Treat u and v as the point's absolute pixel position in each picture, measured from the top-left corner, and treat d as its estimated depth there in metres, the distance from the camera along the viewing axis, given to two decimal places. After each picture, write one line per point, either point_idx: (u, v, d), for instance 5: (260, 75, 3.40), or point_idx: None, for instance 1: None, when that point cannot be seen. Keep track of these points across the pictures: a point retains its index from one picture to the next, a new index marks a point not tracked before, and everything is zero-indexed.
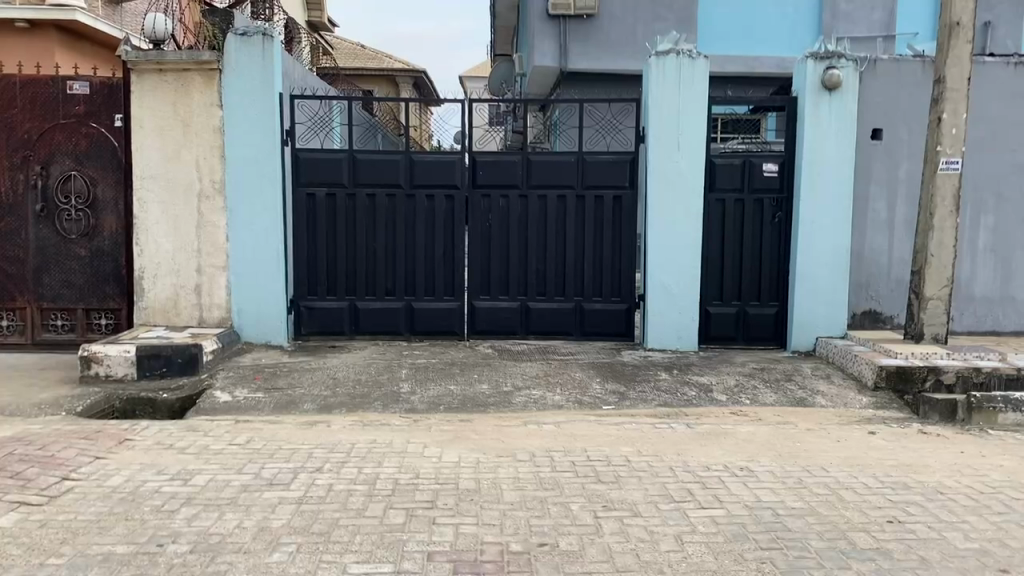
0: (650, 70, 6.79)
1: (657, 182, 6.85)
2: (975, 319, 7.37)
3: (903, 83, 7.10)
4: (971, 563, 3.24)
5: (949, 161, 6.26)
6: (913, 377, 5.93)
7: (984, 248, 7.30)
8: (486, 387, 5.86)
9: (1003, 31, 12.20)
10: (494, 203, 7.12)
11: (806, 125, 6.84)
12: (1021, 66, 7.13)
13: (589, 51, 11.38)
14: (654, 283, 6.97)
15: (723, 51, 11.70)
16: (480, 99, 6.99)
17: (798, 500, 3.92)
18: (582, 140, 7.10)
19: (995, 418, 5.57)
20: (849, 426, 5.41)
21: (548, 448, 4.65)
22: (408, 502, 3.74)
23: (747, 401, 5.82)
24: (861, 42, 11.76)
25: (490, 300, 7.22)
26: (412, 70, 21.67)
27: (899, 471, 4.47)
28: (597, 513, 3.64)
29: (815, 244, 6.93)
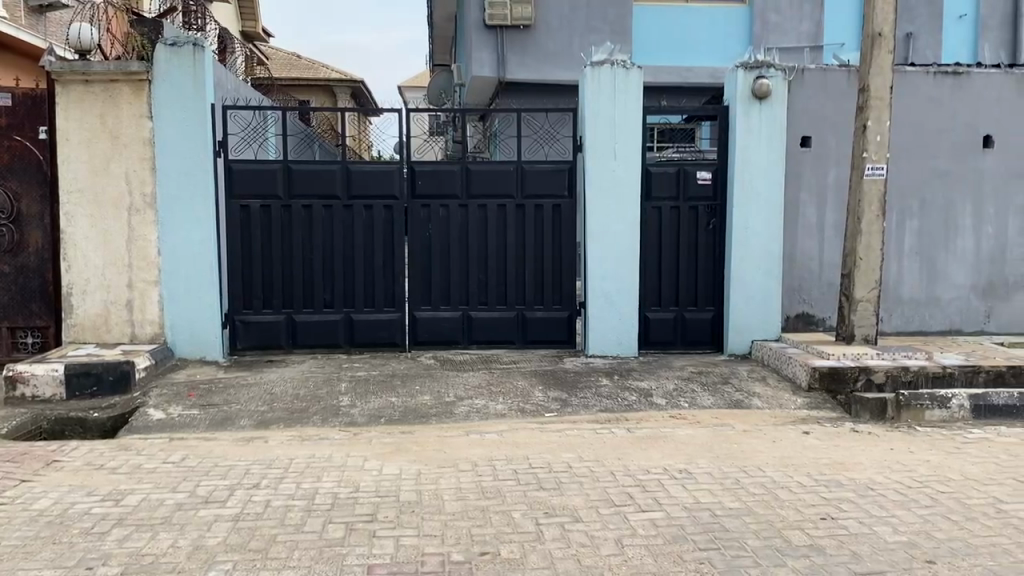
0: (585, 79, 6.87)
1: (594, 190, 6.93)
2: (903, 320, 7.61)
3: (830, 92, 7.31)
4: (899, 556, 3.34)
5: (875, 167, 6.47)
6: (845, 377, 6.08)
7: (910, 251, 7.54)
8: (427, 398, 5.84)
9: (924, 41, 12.72)
10: (433, 212, 7.10)
11: (737, 132, 6.99)
12: (939, 76, 7.42)
13: (526, 62, 11.47)
14: (593, 290, 7.04)
15: (656, 61, 11.93)
16: (418, 108, 6.99)
17: (735, 500, 4.00)
18: (520, 150, 7.14)
19: (922, 415, 5.77)
20: (784, 427, 5.54)
21: (490, 457, 4.65)
22: (348, 516, 3.70)
23: (685, 404, 5.91)
24: (790, 52, 12.08)
25: (430, 310, 7.18)
26: (349, 80, 21.51)
27: (831, 469, 4.58)
28: (539, 520, 3.66)
29: (750, 250, 7.09)
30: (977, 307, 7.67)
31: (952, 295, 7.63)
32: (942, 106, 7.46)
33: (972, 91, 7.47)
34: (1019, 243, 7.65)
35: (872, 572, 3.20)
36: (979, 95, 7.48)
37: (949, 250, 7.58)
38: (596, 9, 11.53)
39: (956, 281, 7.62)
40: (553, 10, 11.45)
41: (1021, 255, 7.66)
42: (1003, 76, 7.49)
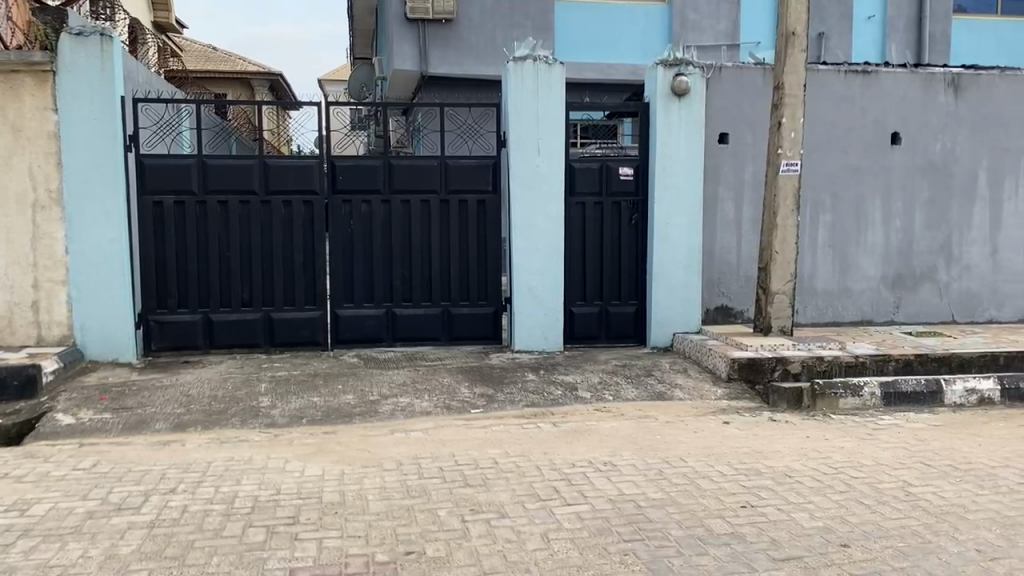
0: (508, 75, 6.86)
1: (518, 185, 6.93)
2: (817, 311, 7.85)
3: (746, 90, 7.48)
4: (815, 541, 3.44)
5: (789, 163, 6.64)
6: (763, 367, 6.24)
7: (823, 244, 7.77)
8: (351, 397, 5.76)
9: (835, 41, 13.12)
10: (355, 208, 6.99)
11: (658, 129, 7.09)
12: (850, 75, 7.67)
13: (448, 57, 11.41)
14: (518, 285, 7.05)
15: (579, 58, 11.97)
16: (338, 102, 6.87)
17: (658, 491, 4.06)
18: (444, 145, 7.09)
19: (837, 403, 5.96)
20: (705, 417, 5.66)
21: (415, 455, 4.61)
22: (268, 519, 3.62)
23: (609, 397, 5.98)
24: (707, 50, 12.33)
25: (353, 308, 7.08)
26: (268, 73, 21.05)
27: (750, 458, 4.69)
28: (464, 518, 3.64)
29: (670, 245, 7.20)
30: (887, 298, 7.97)
31: (863, 287, 7.91)
32: (852, 104, 7.71)
33: (880, 89, 7.75)
34: (925, 236, 7.97)
35: (790, 557, 3.28)
36: (886, 93, 7.76)
37: (860, 243, 7.84)
38: (518, 5, 11.56)
39: (866, 273, 7.89)
40: (475, 5, 11.44)
41: (927, 248, 7.98)
42: (909, 76, 7.79)
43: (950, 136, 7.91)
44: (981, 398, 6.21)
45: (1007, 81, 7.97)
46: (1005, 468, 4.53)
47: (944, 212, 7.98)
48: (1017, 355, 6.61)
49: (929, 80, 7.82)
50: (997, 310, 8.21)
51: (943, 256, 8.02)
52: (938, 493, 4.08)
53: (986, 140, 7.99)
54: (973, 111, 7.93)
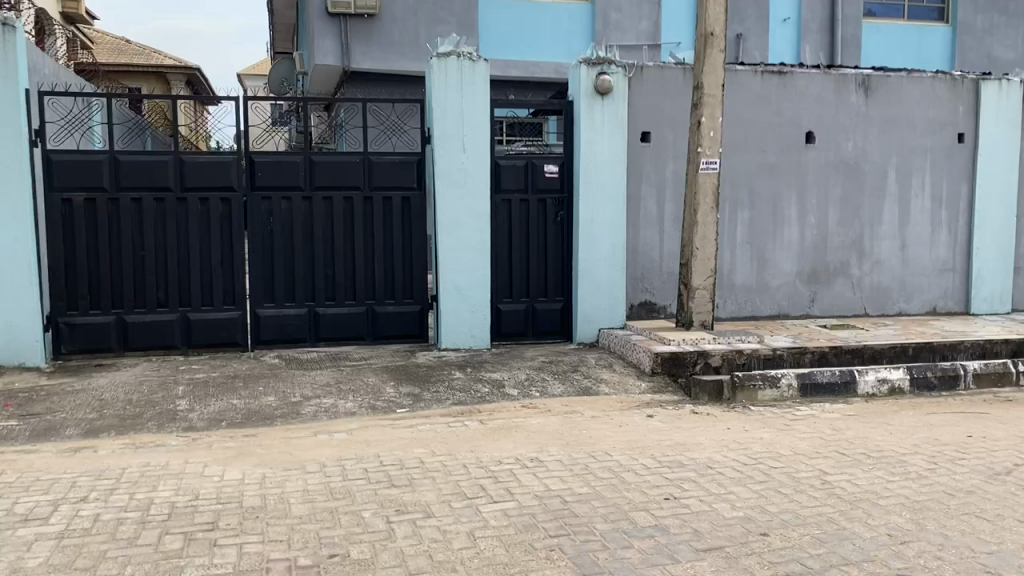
0: (431, 71, 6.82)
1: (442, 182, 6.89)
2: (736, 306, 8.04)
3: (667, 88, 7.59)
4: (736, 531, 3.52)
5: (709, 161, 6.78)
6: (685, 361, 6.35)
7: (742, 240, 7.96)
8: (272, 399, 5.64)
9: (753, 43, 13.42)
10: (274, 206, 6.85)
11: (581, 126, 7.15)
12: (766, 75, 7.87)
13: (371, 52, 11.29)
14: (444, 282, 7.01)
15: (504, 56, 11.98)
16: (257, 96, 6.73)
17: (584, 485, 4.09)
18: (367, 141, 7.01)
19: (755, 394, 6.15)
20: (630, 411, 5.74)
21: (338, 457, 4.54)
22: (186, 526, 3.51)
23: (536, 394, 6.00)
24: (630, 49, 12.48)
25: (274, 308, 6.93)
26: (185, 68, 20.49)
27: (673, 450, 4.76)
28: (389, 518, 3.60)
29: (594, 242, 7.28)
30: (803, 292, 8.21)
31: (780, 282, 8.13)
32: (769, 103, 7.91)
33: (795, 89, 7.97)
34: (839, 232, 8.23)
35: (712, 547, 3.34)
36: (801, 93, 7.99)
37: (776, 240, 8.06)
38: (442, 2, 11.52)
39: (783, 268, 8.12)
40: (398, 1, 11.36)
41: (840, 243, 8.25)
42: (822, 76, 8.03)
43: (861, 135, 8.19)
44: (892, 387, 6.46)
45: (914, 82, 8.29)
46: (914, 454, 4.72)
47: (855, 209, 8.25)
48: (925, 346, 6.88)
49: (841, 81, 8.09)
50: (906, 303, 8.52)
51: (855, 251, 8.30)
52: (852, 480, 4.22)
53: (895, 139, 8.29)
54: (883, 111, 8.23)
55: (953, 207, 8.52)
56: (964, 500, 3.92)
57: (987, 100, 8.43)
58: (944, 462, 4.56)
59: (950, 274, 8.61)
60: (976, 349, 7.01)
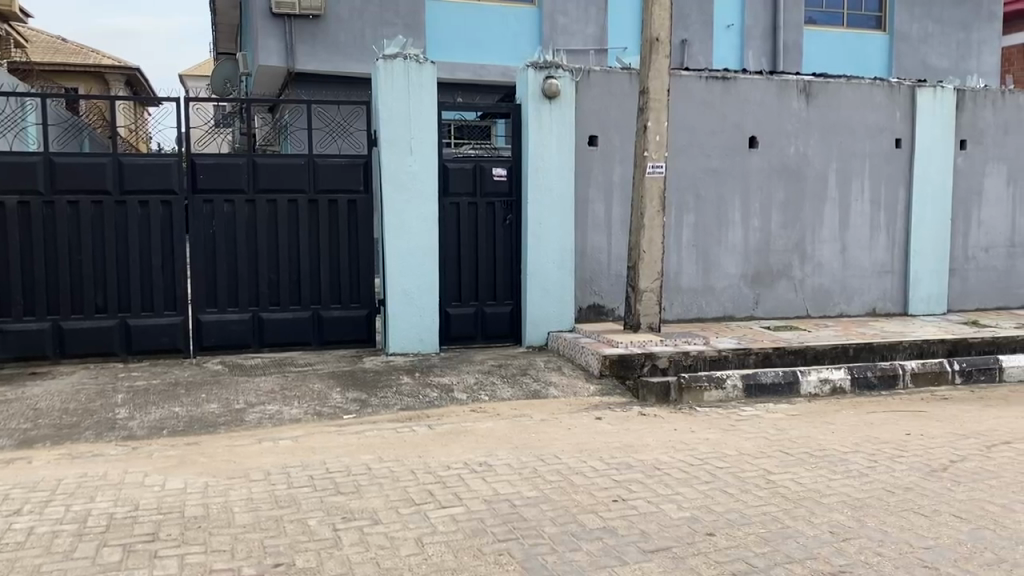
0: (377, 73, 6.77)
1: (389, 185, 6.84)
2: (683, 308, 8.14)
3: (614, 93, 7.65)
4: (683, 531, 3.55)
5: (655, 165, 6.84)
6: (633, 363, 6.36)
7: (687, 243, 8.06)
8: (215, 406, 5.53)
9: (698, 48, 13.61)
10: (217, 208, 6.73)
11: (529, 130, 7.16)
12: (710, 80, 7.98)
13: (317, 53, 11.19)
14: (392, 286, 6.95)
15: (451, 59, 11.94)
16: (199, 98, 6.61)
17: (533, 489, 4.09)
18: (312, 143, 6.93)
19: (701, 395, 6.24)
20: (578, 414, 5.77)
21: (284, 464, 4.47)
22: (125, 537, 3.42)
23: (485, 397, 6.00)
24: (577, 54, 12.56)
25: (217, 313, 6.80)
26: (124, 67, 20.04)
27: (621, 452, 4.79)
28: (336, 526, 3.56)
29: (543, 245, 7.30)
30: (747, 294, 8.34)
31: (725, 284, 8.25)
32: (712, 108, 8.02)
33: (738, 95, 8.10)
34: (781, 235, 8.38)
35: (659, 548, 3.37)
36: (744, 99, 8.12)
37: (721, 242, 8.18)
38: (388, 3, 11.46)
39: (728, 271, 8.24)
40: (344, 2, 11.27)
41: (783, 246, 8.40)
42: (765, 82, 8.18)
43: (802, 140, 8.35)
44: (834, 387, 6.60)
45: (853, 88, 8.49)
46: (855, 452, 4.82)
47: (797, 212, 8.42)
48: (865, 346, 7.04)
49: (783, 87, 8.24)
50: (847, 304, 8.71)
51: (798, 253, 8.46)
52: (795, 479, 4.29)
53: (835, 144, 8.48)
54: (823, 116, 8.41)
55: (891, 210, 8.74)
56: (903, 497, 4.01)
57: (923, 107, 8.67)
58: (884, 460, 4.67)
59: (889, 276, 8.83)
60: (913, 349, 7.19)
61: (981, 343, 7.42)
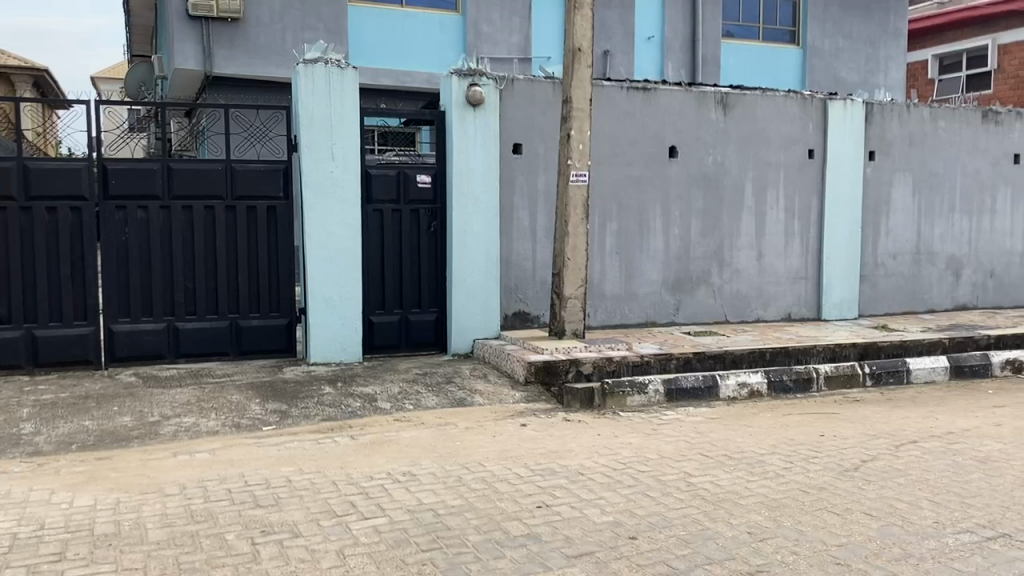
0: (297, 77, 6.67)
1: (311, 192, 6.74)
2: (606, 315, 8.24)
3: (537, 101, 7.70)
4: (606, 535, 3.59)
5: (578, 173, 6.92)
6: (557, 369, 6.43)
7: (611, 250, 8.17)
8: (128, 419, 5.35)
9: (619, 59, 13.83)
10: (130, 215, 6.53)
11: (453, 137, 7.16)
12: (632, 91, 8.11)
13: (235, 57, 10.96)
14: (314, 295, 6.84)
15: (374, 64, 11.83)
16: (111, 101, 6.41)
17: (457, 498, 4.07)
18: (229, 148, 6.79)
19: (625, 400, 6.31)
20: (504, 421, 5.77)
21: (200, 478, 4.34)
22: (29, 558, 3.27)
23: (409, 407, 5.95)
24: (501, 62, 12.62)
25: (130, 323, 6.59)
26: (33, 68, 19.30)
27: (546, 458, 4.81)
28: (254, 540, 3.48)
29: (467, 252, 7.29)
30: (668, 300, 8.49)
31: (647, 291, 8.39)
32: (634, 118, 8.16)
33: (658, 106, 8.25)
34: (700, 242, 8.57)
35: (582, 553, 3.39)
36: (664, 109, 8.28)
37: (643, 250, 8.31)
38: (310, 7, 11.32)
39: (650, 278, 8.38)
40: (264, 5, 11.09)
41: (702, 253, 8.59)
42: (684, 93, 8.35)
43: (720, 150, 8.56)
44: (751, 390, 6.77)
45: (768, 100, 8.75)
46: (772, 454, 4.96)
47: (715, 221, 8.62)
48: (781, 350, 7.24)
49: (701, 99, 8.43)
50: (764, 310, 8.95)
51: (716, 260, 8.66)
52: (714, 481, 4.38)
53: (751, 154, 8.71)
54: (740, 127, 8.63)
55: (804, 219, 9.03)
56: (817, 496, 4.14)
57: (834, 119, 8.99)
58: (799, 461, 4.81)
59: (803, 282, 9.11)
60: (827, 352, 7.42)
61: (889, 346, 7.71)
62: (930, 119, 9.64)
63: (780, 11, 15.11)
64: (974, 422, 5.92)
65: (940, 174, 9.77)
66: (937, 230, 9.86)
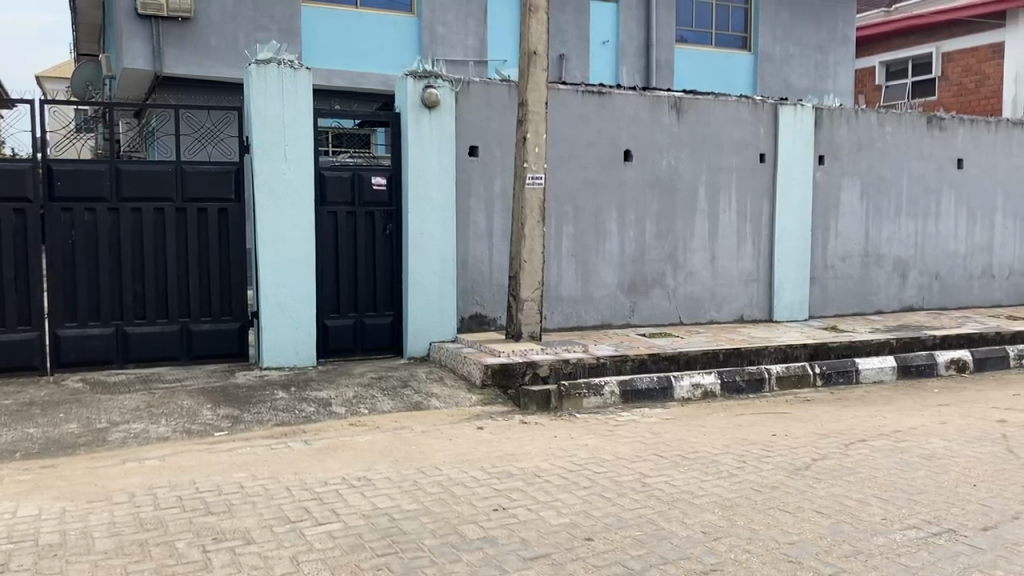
0: (250, 78, 6.58)
1: (263, 194, 6.66)
2: (563, 317, 8.28)
3: (493, 104, 7.70)
4: (562, 537, 3.59)
5: (535, 176, 6.94)
6: (514, 372, 6.41)
7: (567, 253, 8.21)
8: (75, 426, 5.23)
9: (575, 63, 13.91)
10: (76, 217, 6.39)
11: (409, 139, 7.14)
12: (587, 94, 8.16)
13: (185, 57, 10.80)
14: (267, 299, 6.75)
15: (328, 65, 11.74)
16: (57, 100, 6.28)
17: (413, 502, 4.05)
18: (180, 149, 6.68)
19: (581, 402, 6.35)
20: (460, 424, 5.76)
21: (149, 486, 4.26)
22: None
23: (364, 411, 5.90)
24: (456, 64, 12.61)
25: (77, 328, 6.44)
26: None
27: (502, 461, 4.82)
28: (205, 547, 3.42)
29: (423, 255, 7.26)
30: (623, 302, 8.56)
31: (603, 293, 8.44)
32: (589, 121, 8.20)
33: (613, 109, 8.31)
34: (655, 245, 8.65)
35: (539, 555, 3.40)
36: (619, 113, 8.34)
37: (598, 252, 8.36)
38: (263, 7, 11.20)
39: (606, 280, 8.43)
40: (215, 4, 10.94)
41: (657, 256, 8.67)
42: (638, 97, 8.42)
43: (674, 153, 8.65)
44: (705, 391, 6.85)
45: (720, 105, 8.87)
46: (725, 454, 5.02)
47: (670, 223, 8.71)
48: (734, 351, 7.34)
49: (655, 103, 8.51)
50: (717, 311, 9.06)
51: (671, 262, 8.75)
52: (669, 481, 4.43)
53: (704, 157, 8.81)
54: (693, 131, 8.73)
55: (756, 222, 9.17)
56: (769, 495, 4.20)
57: (785, 124, 9.14)
58: (752, 460, 4.88)
59: (755, 284, 9.25)
60: (778, 353, 7.54)
61: (839, 347, 7.85)
62: (877, 124, 9.86)
63: (732, 18, 15.34)
64: (921, 420, 6.07)
65: (887, 178, 10.00)
66: (885, 233, 10.08)
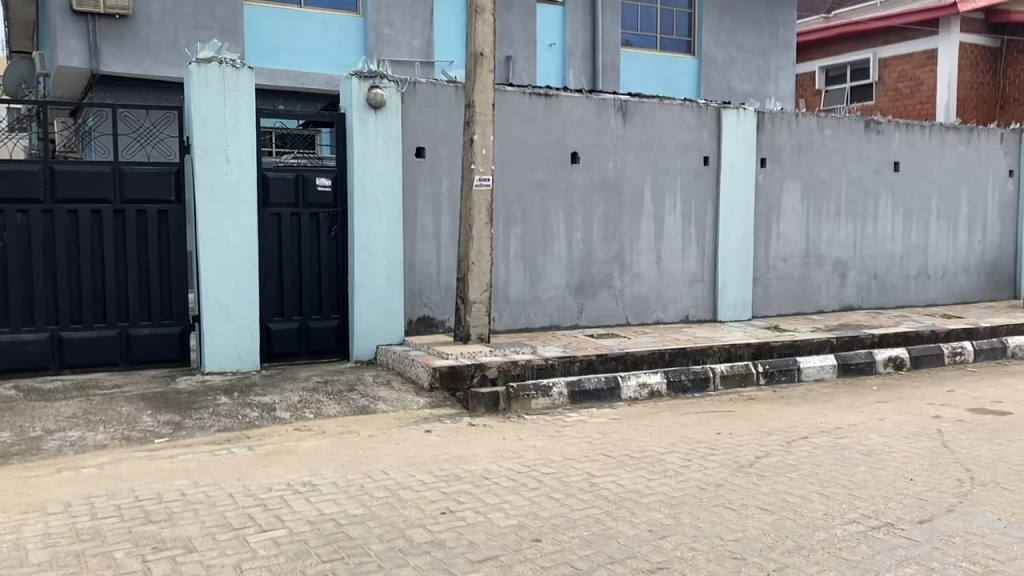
0: (190, 77, 6.45)
1: (205, 196, 6.54)
2: (511, 319, 8.29)
3: (440, 105, 7.67)
4: (509, 539, 3.59)
5: (482, 178, 6.93)
6: (462, 375, 6.36)
7: (515, 255, 8.22)
8: (7, 434, 5.06)
9: (521, 65, 13.96)
10: (8, 219, 6.20)
11: (354, 140, 7.07)
12: (533, 97, 8.18)
13: (123, 55, 10.55)
14: (209, 302, 6.62)
15: (272, 65, 11.57)
16: None
17: (359, 506, 4.01)
18: (117, 150, 6.51)
19: (529, 403, 6.36)
20: (407, 427, 5.73)
21: (86, 495, 4.14)
22: None
23: (310, 416, 5.83)
24: (402, 65, 12.54)
25: (9, 334, 6.25)
26: None
27: (450, 463, 4.80)
28: (144, 557, 3.34)
29: (370, 257, 7.20)
30: (571, 304, 8.61)
31: (551, 295, 8.48)
32: (536, 123, 8.23)
33: (560, 112, 8.34)
34: (602, 247, 8.71)
35: (486, 558, 3.39)
36: (566, 115, 8.38)
37: (546, 254, 8.40)
38: (204, 6, 11.00)
39: (553, 282, 8.47)
40: (154, 2, 10.71)
41: (603, 257, 8.73)
42: (584, 100, 8.47)
43: (619, 156, 8.72)
44: (651, 390, 6.93)
45: (665, 108, 8.97)
46: (671, 453, 5.08)
47: (616, 225, 8.78)
48: (679, 351, 7.41)
49: (601, 106, 8.57)
50: (663, 312, 9.16)
51: (617, 264, 8.82)
52: (616, 481, 4.46)
53: (649, 159, 8.90)
54: (638, 134, 8.81)
55: (700, 223, 9.29)
56: (714, 493, 4.25)
57: (728, 127, 9.28)
58: (696, 459, 4.94)
59: (699, 284, 9.38)
60: (722, 352, 7.64)
61: (781, 346, 7.99)
62: (817, 128, 10.08)
63: (676, 21, 15.52)
64: (860, 417, 6.22)
65: (827, 181, 10.22)
66: (825, 234, 10.31)
